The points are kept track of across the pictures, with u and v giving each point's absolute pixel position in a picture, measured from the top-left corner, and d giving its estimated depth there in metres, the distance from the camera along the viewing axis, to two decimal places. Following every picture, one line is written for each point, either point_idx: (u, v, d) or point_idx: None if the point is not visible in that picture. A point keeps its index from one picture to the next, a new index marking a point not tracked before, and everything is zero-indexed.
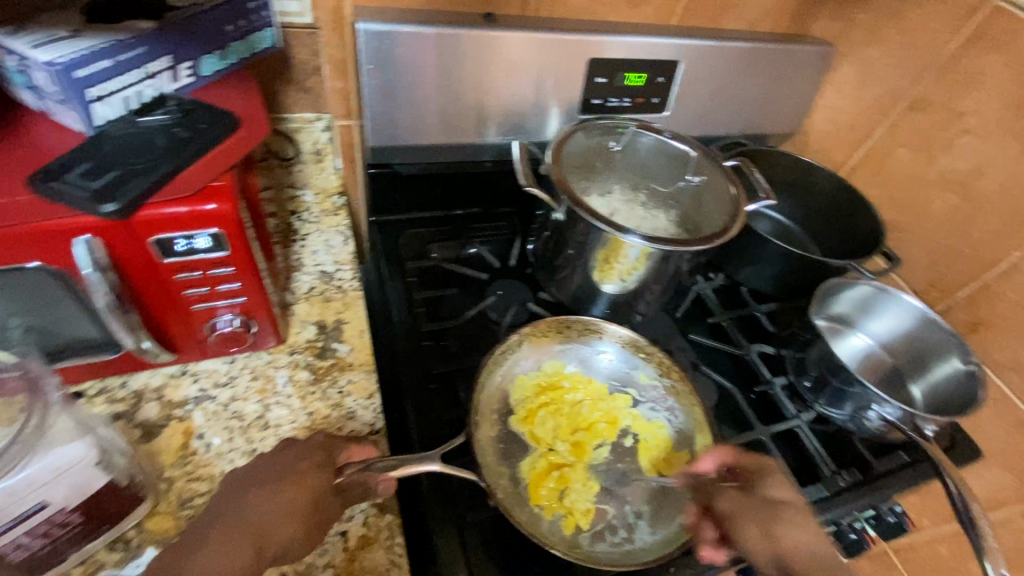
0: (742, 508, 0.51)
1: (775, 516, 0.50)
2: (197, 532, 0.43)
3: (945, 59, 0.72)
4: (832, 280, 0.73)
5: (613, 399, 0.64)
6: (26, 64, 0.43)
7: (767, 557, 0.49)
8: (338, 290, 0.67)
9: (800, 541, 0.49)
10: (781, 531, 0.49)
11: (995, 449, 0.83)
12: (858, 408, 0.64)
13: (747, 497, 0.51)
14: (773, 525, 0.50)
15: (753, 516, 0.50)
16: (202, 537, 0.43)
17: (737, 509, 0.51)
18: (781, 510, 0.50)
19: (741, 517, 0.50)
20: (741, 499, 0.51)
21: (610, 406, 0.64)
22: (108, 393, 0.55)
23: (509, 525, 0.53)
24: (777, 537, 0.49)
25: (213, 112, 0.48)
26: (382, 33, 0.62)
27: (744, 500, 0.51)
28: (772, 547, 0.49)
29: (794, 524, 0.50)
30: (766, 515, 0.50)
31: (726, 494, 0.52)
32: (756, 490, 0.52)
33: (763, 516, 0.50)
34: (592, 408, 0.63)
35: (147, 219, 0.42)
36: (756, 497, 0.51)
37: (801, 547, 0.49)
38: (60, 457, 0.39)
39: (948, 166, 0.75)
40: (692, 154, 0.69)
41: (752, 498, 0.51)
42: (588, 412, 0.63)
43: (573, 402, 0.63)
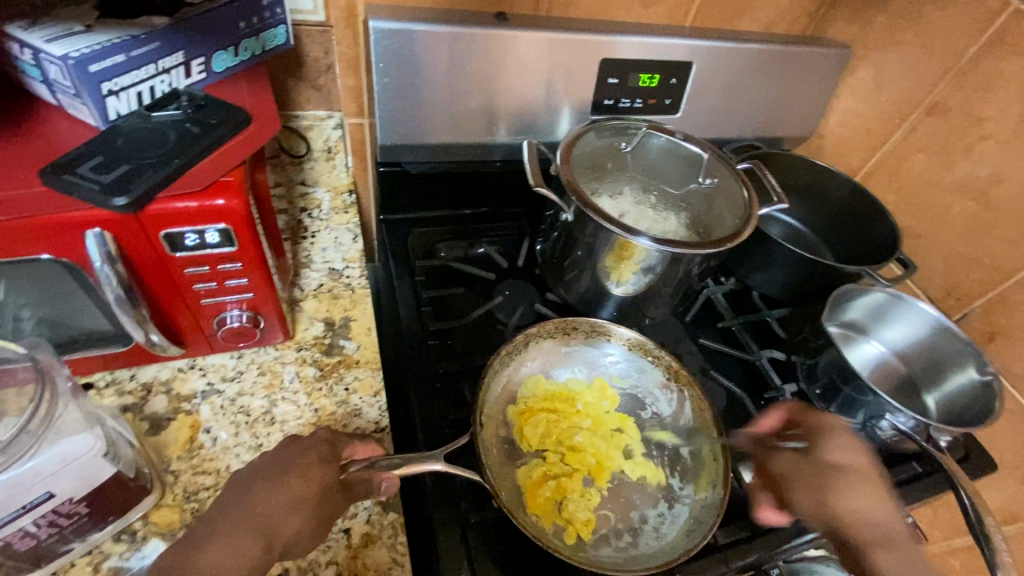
0: (796, 471, 0.53)
1: (832, 487, 0.51)
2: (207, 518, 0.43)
3: (965, 62, 0.70)
4: (845, 287, 0.72)
5: (601, 401, 0.64)
6: (41, 58, 0.43)
7: (822, 524, 0.51)
8: (347, 287, 0.67)
9: (854, 510, 0.50)
10: (838, 499, 0.51)
11: (1009, 461, 0.81)
12: (869, 416, 0.62)
13: (800, 461, 0.53)
14: (827, 492, 0.51)
15: (805, 481, 0.52)
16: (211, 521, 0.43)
17: (788, 471, 0.53)
18: (841, 477, 0.52)
19: (793, 480, 0.53)
20: (799, 462, 0.53)
21: (596, 408, 0.64)
22: (116, 386, 0.55)
23: (513, 526, 0.53)
24: (833, 507, 0.50)
25: (225, 108, 0.48)
26: (393, 32, 0.62)
27: (801, 464, 0.53)
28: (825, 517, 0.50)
29: (852, 496, 0.51)
30: (820, 484, 0.52)
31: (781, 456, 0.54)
32: (815, 454, 0.53)
33: (816, 483, 0.52)
34: (595, 414, 0.63)
35: (158, 213, 0.43)
36: (810, 461, 0.53)
37: (857, 513, 0.50)
38: (64, 448, 0.40)
39: (966, 171, 0.73)
40: (704, 155, 0.69)
41: (808, 462, 0.53)
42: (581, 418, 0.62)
43: (576, 408, 0.63)
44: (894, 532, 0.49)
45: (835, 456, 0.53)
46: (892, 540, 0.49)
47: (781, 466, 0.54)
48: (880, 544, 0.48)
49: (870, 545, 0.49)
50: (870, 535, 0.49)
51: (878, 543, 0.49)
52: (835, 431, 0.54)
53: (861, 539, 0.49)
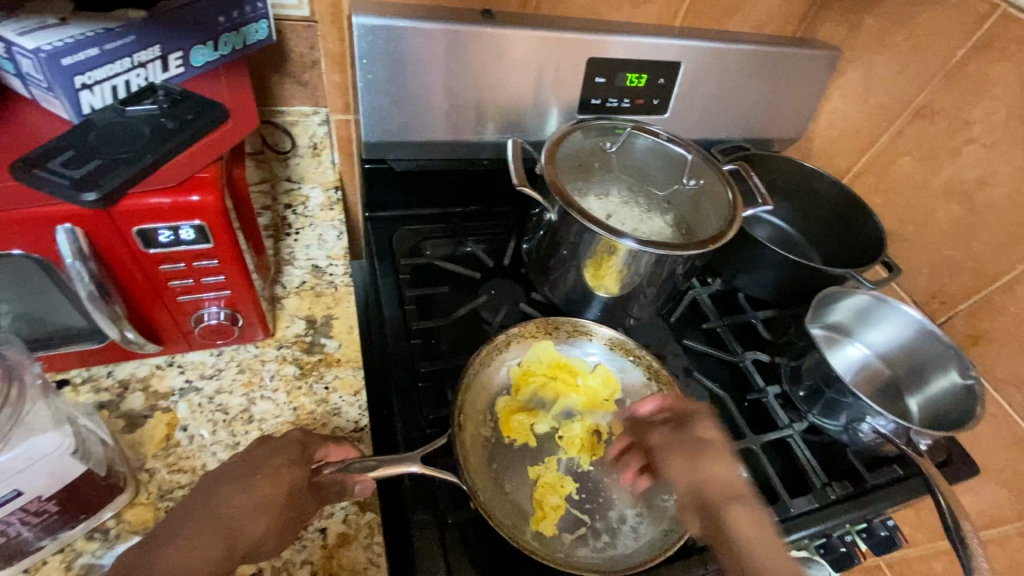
0: (670, 443, 0.51)
1: (704, 455, 0.49)
2: (174, 517, 0.42)
3: (952, 66, 0.70)
4: (830, 289, 0.71)
5: (602, 388, 0.64)
6: (13, 51, 0.43)
7: (687, 488, 0.49)
8: (329, 285, 0.66)
9: (720, 475, 0.48)
10: (707, 466, 0.49)
11: (991, 465, 0.82)
12: (851, 419, 0.62)
13: (675, 434, 0.52)
14: (697, 458, 0.49)
15: (677, 450, 0.50)
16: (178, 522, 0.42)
17: (662, 444, 0.51)
18: (708, 449, 0.50)
19: (668, 451, 0.51)
20: (672, 434, 0.52)
21: (596, 395, 0.64)
22: (93, 382, 0.55)
23: (491, 527, 0.53)
24: (699, 469, 0.49)
25: (202, 103, 0.47)
26: (377, 27, 0.61)
27: (672, 437, 0.51)
28: (690, 479, 0.49)
29: (720, 465, 0.49)
30: (692, 451, 0.50)
31: (658, 430, 0.53)
32: (688, 430, 0.51)
33: (690, 452, 0.50)
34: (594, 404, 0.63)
35: (131, 209, 0.42)
36: (683, 435, 0.51)
37: (719, 476, 0.48)
38: (33, 447, 0.39)
39: (952, 175, 0.73)
40: (689, 155, 0.70)
41: (681, 435, 0.51)
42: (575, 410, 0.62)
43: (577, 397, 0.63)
44: (742, 493, 0.48)
45: (708, 436, 0.51)
46: (743, 499, 0.48)
47: (655, 439, 0.52)
48: (732, 501, 0.47)
49: (726, 503, 0.47)
50: (724, 496, 0.47)
51: (731, 499, 0.47)
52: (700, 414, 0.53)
53: (718, 501, 0.47)
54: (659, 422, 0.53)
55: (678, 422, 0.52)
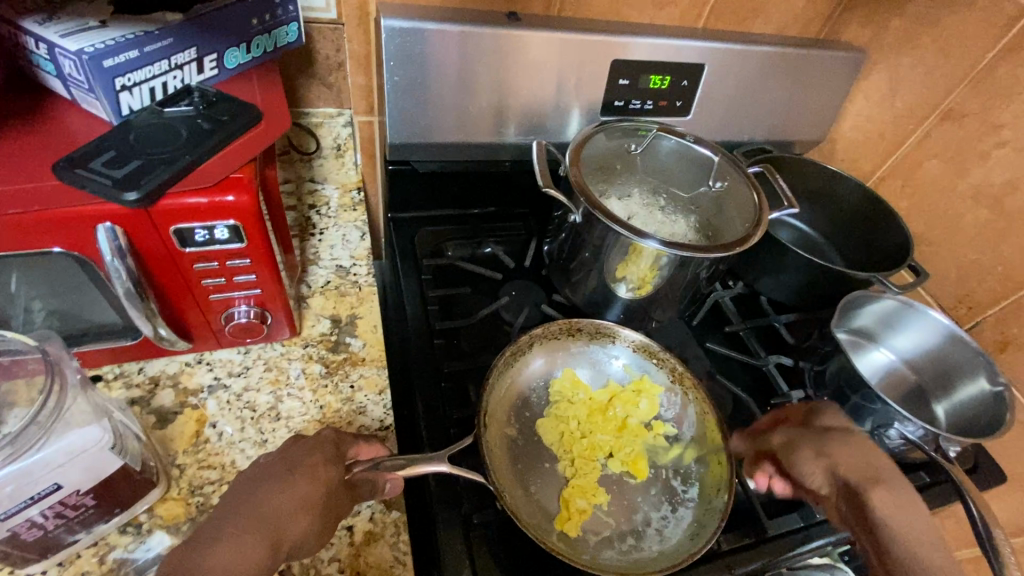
0: (797, 438, 0.55)
1: (828, 441, 0.54)
2: (220, 515, 0.43)
3: (982, 68, 0.69)
4: (856, 293, 0.71)
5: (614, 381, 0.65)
6: (55, 53, 0.44)
7: (824, 477, 0.53)
8: (354, 285, 0.67)
9: (848, 459, 0.53)
10: (837, 449, 0.53)
11: (1017, 472, 0.80)
12: (878, 425, 0.62)
13: (802, 430, 0.56)
14: (826, 446, 0.54)
15: (808, 442, 0.55)
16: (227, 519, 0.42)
17: (793, 439, 0.56)
18: (836, 436, 0.55)
19: (798, 445, 0.55)
20: (797, 431, 0.56)
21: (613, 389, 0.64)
22: (124, 378, 0.56)
23: (516, 528, 0.53)
24: (830, 454, 0.53)
25: (236, 105, 0.48)
26: (405, 30, 0.61)
27: (802, 431, 0.56)
28: (827, 464, 0.53)
29: (848, 447, 0.54)
30: (820, 439, 0.55)
31: (779, 432, 0.57)
32: (817, 422, 0.57)
33: (817, 443, 0.54)
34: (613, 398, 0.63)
35: (168, 209, 0.43)
36: (811, 429, 0.56)
37: (860, 461, 0.53)
38: (74, 440, 0.41)
39: (980, 178, 0.73)
40: (714, 158, 0.69)
41: (807, 429, 0.56)
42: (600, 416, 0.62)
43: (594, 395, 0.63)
44: (882, 477, 0.51)
45: (832, 423, 0.56)
46: (885, 484, 0.51)
47: (779, 439, 0.57)
48: (875, 484, 0.50)
49: (869, 486, 0.50)
50: (864, 480, 0.51)
51: (876, 484, 0.50)
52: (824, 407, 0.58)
53: (860, 482, 0.51)
54: (779, 425, 0.58)
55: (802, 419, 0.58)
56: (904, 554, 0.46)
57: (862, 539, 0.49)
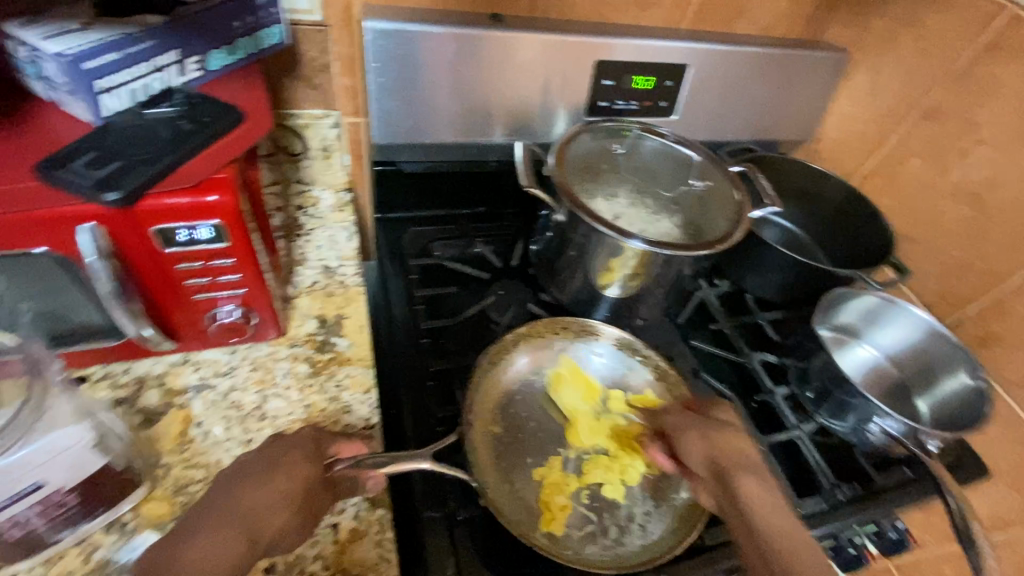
0: (686, 422, 0.54)
1: (716, 430, 0.53)
2: (205, 506, 0.43)
3: (961, 68, 0.71)
4: (837, 290, 0.72)
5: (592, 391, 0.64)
6: (38, 55, 0.44)
7: (701, 460, 0.52)
8: (341, 285, 0.67)
9: (737, 448, 0.52)
10: (721, 439, 0.52)
11: (1002, 468, 0.81)
12: (859, 420, 0.63)
13: (695, 416, 0.55)
14: (712, 432, 0.53)
15: (693, 427, 0.54)
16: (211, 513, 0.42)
17: (679, 424, 0.55)
18: (724, 426, 0.53)
19: (684, 427, 0.54)
20: (691, 418, 0.55)
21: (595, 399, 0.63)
22: (110, 379, 0.56)
23: (501, 525, 0.53)
24: (713, 442, 0.52)
25: (219, 106, 0.48)
26: (390, 32, 0.62)
27: (689, 417, 0.55)
28: (707, 448, 0.52)
29: (731, 438, 0.52)
30: (706, 426, 0.53)
31: (676, 415, 0.56)
32: (708, 413, 0.55)
33: (705, 428, 0.53)
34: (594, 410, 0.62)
35: (150, 209, 0.43)
36: (703, 416, 0.55)
37: (733, 449, 0.51)
38: (57, 440, 0.40)
39: (961, 176, 0.73)
40: (695, 157, 0.70)
41: (700, 418, 0.55)
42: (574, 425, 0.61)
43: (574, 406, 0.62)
44: (755, 467, 0.50)
45: (727, 417, 0.55)
46: (755, 472, 0.50)
47: (674, 420, 0.56)
48: (741, 470, 0.50)
49: (738, 474, 0.49)
50: (733, 466, 0.50)
51: (747, 472, 0.50)
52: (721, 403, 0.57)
53: (728, 467, 0.50)
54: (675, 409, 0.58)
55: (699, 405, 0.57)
56: (784, 548, 0.44)
57: (734, 526, 0.48)
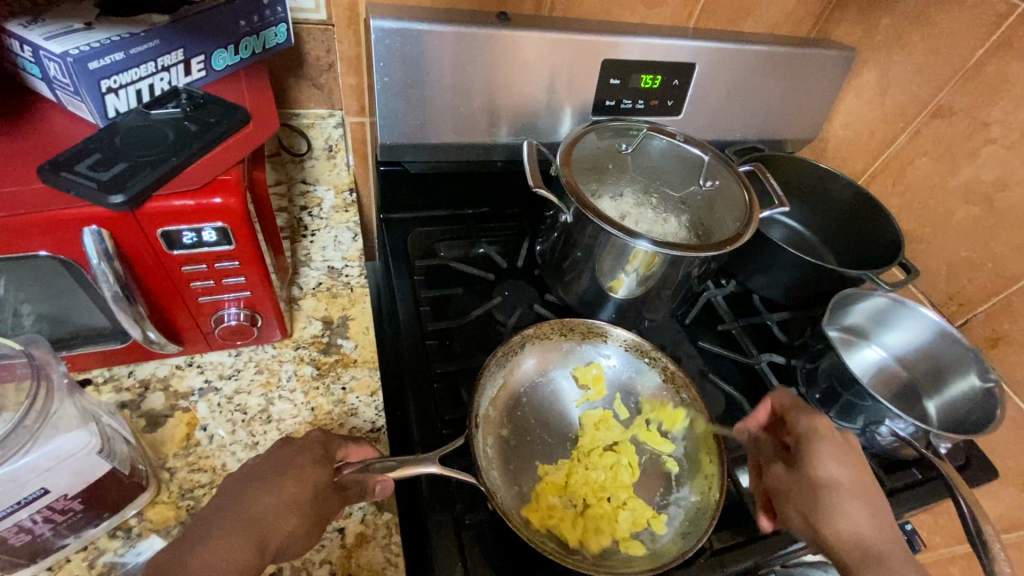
0: (785, 491, 0.51)
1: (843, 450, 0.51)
2: (212, 512, 0.43)
3: (970, 67, 0.70)
4: (847, 291, 0.71)
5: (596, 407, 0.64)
6: (41, 55, 0.44)
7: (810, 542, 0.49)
8: (346, 286, 0.67)
9: (844, 529, 0.48)
10: (828, 515, 0.49)
11: (1010, 469, 0.81)
12: (869, 422, 0.62)
13: (794, 480, 0.51)
14: (816, 512, 0.49)
15: (797, 502, 0.50)
16: (219, 517, 0.42)
17: (780, 489, 0.51)
18: (825, 498, 0.49)
19: (784, 498, 0.51)
20: (786, 477, 0.51)
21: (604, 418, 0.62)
22: (114, 382, 0.56)
23: (509, 528, 0.53)
24: (818, 525, 0.49)
25: (224, 107, 0.48)
26: (395, 31, 0.61)
27: (789, 484, 0.51)
28: (813, 535, 0.49)
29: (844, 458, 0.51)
30: (811, 502, 0.49)
31: (774, 473, 0.52)
32: (805, 470, 0.51)
33: (808, 502, 0.49)
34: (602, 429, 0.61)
35: (154, 211, 0.43)
36: (803, 478, 0.50)
37: (846, 533, 0.48)
38: (62, 444, 0.40)
39: (970, 176, 0.73)
40: (704, 157, 0.69)
41: (799, 478, 0.51)
42: (587, 433, 0.61)
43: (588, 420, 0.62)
44: (870, 545, 0.47)
45: (824, 471, 0.50)
46: (878, 555, 0.47)
47: (774, 482, 0.52)
48: (866, 562, 0.46)
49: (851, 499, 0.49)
50: (850, 551, 0.47)
51: (866, 559, 0.47)
52: (825, 441, 0.51)
53: (846, 558, 0.47)
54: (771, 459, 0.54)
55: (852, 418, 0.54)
56: None
57: None
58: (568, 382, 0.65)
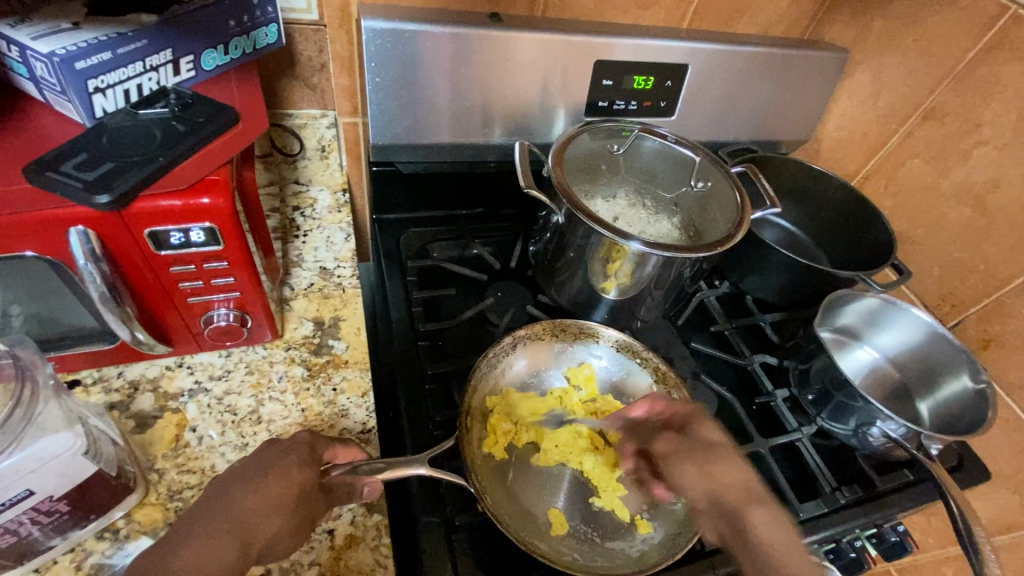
0: (676, 452, 0.51)
1: (713, 457, 0.49)
2: (195, 512, 0.43)
3: (963, 68, 0.70)
4: (839, 292, 0.71)
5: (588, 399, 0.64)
6: (28, 55, 0.43)
7: (701, 496, 0.48)
8: (338, 287, 0.67)
9: (731, 479, 0.48)
10: (717, 469, 0.48)
11: (1003, 470, 0.81)
12: (861, 423, 0.62)
13: (682, 441, 0.51)
14: (708, 464, 0.49)
15: (685, 458, 0.50)
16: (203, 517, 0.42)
17: (669, 454, 0.51)
18: (715, 454, 0.49)
19: (674, 460, 0.50)
20: (677, 442, 0.51)
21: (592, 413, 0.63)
22: (104, 383, 0.55)
23: (499, 531, 0.53)
24: (710, 477, 0.48)
25: (213, 106, 0.48)
26: (386, 31, 0.61)
27: (677, 444, 0.51)
28: (707, 487, 0.48)
29: (731, 466, 0.48)
30: (701, 456, 0.49)
31: (664, 439, 0.52)
32: (693, 434, 0.51)
33: (700, 459, 0.49)
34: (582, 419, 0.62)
35: (141, 211, 0.42)
36: (690, 440, 0.51)
37: (733, 482, 0.48)
38: (45, 446, 0.40)
39: (963, 177, 0.73)
40: (696, 158, 0.69)
41: (691, 442, 0.51)
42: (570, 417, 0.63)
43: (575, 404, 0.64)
44: (757, 494, 0.47)
45: (709, 434, 0.51)
46: (763, 502, 0.47)
47: (661, 448, 0.52)
48: (752, 504, 0.46)
49: (747, 509, 0.46)
50: (740, 499, 0.47)
51: (757, 505, 0.46)
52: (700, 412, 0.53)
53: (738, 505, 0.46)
54: (662, 430, 0.54)
55: (681, 426, 0.53)
56: None
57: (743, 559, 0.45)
58: (561, 382, 0.65)
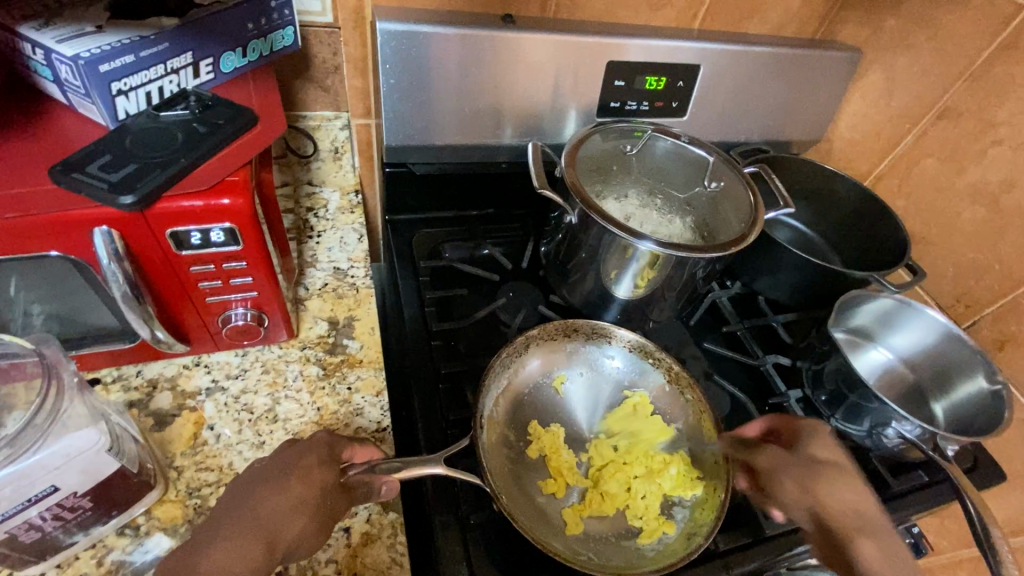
0: (781, 465, 0.54)
1: (818, 477, 0.53)
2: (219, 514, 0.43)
3: (978, 67, 0.70)
4: (852, 293, 0.71)
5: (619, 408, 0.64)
6: (52, 58, 0.44)
7: (805, 516, 0.51)
8: (352, 287, 0.67)
9: (840, 500, 0.51)
10: (820, 490, 0.52)
11: (1019, 472, 0.80)
12: (875, 424, 0.62)
13: (788, 457, 0.55)
14: (810, 483, 0.52)
15: (792, 473, 0.53)
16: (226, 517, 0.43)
17: (772, 467, 0.54)
18: (822, 470, 0.53)
19: (780, 473, 0.54)
20: (782, 458, 0.55)
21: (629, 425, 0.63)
22: (123, 381, 0.56)
23: (513, 529, 0.53)
24: (816, 495, 0.52)
25: (231, 108, 0.48)
26: (401, 33, 0.62)
27: (786, 460, 0.54)
28: (811, 504, 0.51)
29: (845, 488, 0.52)
30: (808, 472, 0.53)
31: (766, 452, 0.55)
32: (801, 451, 0.55)
33: (805, 478, 0.53)
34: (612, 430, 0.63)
35: (163, 212, 0.43)
36: (797, 455, 0.54)
37: (839, 508, 0.51)
38: (73, 441, 0.41)
39: (978, 177, 0.72)
40: (709, 158, 0.69)
41: (796, 458, 0.54)
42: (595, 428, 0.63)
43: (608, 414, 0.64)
44: (872, 524, 0.50)
45: (819, 454, 0.55)
46: (869, 532, 0.50)
47: (766, 462, 0.55)
48: (862, 533, 0.50)
49: (855, 537, 0.49)
50: (850, 526, 0.50)
51: (864, 534, 0.50)
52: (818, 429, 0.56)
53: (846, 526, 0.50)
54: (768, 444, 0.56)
55: (790, 441, 0.56)
56: None
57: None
58: (574, 383, 0.65)
